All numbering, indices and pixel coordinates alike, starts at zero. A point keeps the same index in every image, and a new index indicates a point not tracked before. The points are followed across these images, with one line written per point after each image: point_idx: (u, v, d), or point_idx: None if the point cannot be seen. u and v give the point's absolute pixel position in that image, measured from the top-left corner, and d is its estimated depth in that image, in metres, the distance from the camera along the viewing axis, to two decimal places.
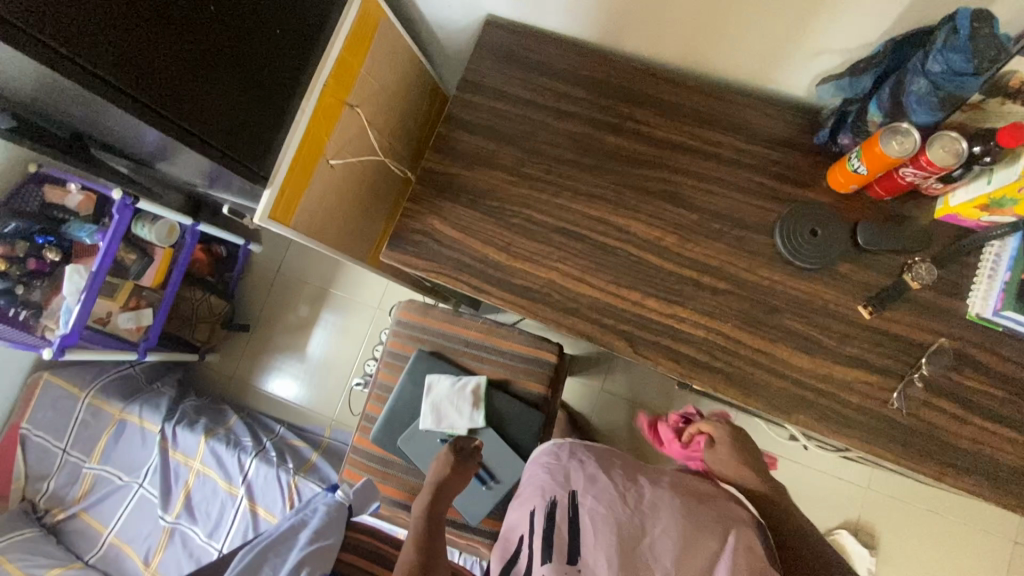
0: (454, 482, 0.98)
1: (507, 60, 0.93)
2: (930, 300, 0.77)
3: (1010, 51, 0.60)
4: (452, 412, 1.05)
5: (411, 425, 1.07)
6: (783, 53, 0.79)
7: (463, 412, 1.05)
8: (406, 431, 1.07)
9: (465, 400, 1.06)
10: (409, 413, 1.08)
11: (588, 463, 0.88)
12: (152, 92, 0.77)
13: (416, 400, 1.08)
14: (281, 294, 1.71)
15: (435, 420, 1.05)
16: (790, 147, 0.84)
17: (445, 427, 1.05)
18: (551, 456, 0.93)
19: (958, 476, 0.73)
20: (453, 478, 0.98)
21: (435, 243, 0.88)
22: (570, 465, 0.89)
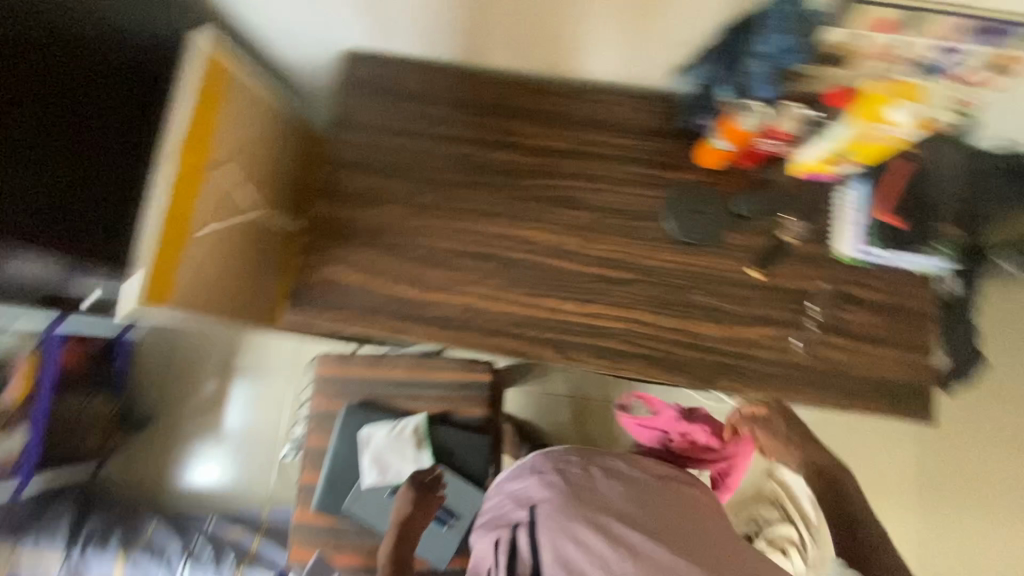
0: (421, 518, 0.94)
1: (374, 92, 0.90)
2: (807, 250, 0.85)
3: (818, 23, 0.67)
4: (396, 459, 1.00)
5: (354, 484, 1.01)
6: (633, 49, 0.84)
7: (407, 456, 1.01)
8: (351, 491, 1.01)
9: (407, 443, 1.01)
10: (350, 473, 1.02)
11: (548, 472, 0.87)
12: None
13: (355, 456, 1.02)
14: (181, 376, 1.54)
15: (379, 473, 1.00)
16: (660, 135, 0.89)
17: (392, 477, 1.00)
18: (515, 478, 0.91)
19: (860, 401, 0.82)
20: (419, 514, 0.94)
21: (340, 292, 0.83)
22: (532, 480, 0.88)
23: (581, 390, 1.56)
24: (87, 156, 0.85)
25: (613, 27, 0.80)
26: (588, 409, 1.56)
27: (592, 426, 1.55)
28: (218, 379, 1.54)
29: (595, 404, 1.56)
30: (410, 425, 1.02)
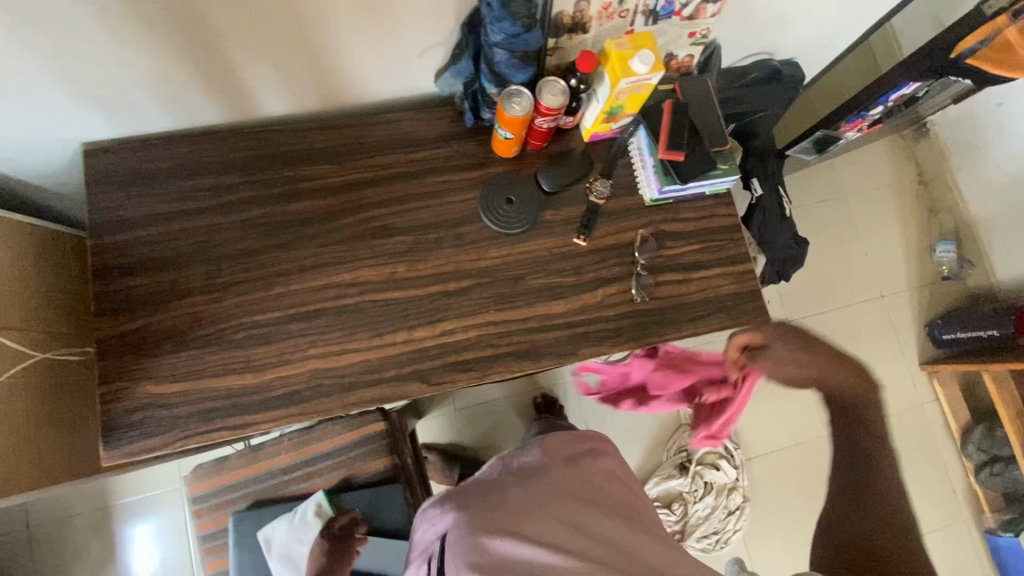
0: (336, 564, 0.92)
1: (134, 181, 0.81)
2: (618, 205, 0.90)
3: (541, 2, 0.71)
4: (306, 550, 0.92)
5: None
6: (393, 64, 0.82)
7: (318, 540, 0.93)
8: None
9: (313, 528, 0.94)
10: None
11: (466, 493, 0.86)
12: None
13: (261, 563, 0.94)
14: (48, 548, 1.32)
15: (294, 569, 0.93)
16: (451, 139, 0.88)
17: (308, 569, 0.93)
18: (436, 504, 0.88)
19: (706, 324, 0.88)
20: (334, 560, 0.92)
21: (164, 408, 0.75)
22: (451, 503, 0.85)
23: (492, 392, 1.55)
24: None
25: (362, 49, 0.78)
26: (505, 408, 1.55)
27: (514, 422, 1.54)
28: (96, 535, 1.34)
29: (510, 400, 1.55)
30: (310, 508, 0.95)
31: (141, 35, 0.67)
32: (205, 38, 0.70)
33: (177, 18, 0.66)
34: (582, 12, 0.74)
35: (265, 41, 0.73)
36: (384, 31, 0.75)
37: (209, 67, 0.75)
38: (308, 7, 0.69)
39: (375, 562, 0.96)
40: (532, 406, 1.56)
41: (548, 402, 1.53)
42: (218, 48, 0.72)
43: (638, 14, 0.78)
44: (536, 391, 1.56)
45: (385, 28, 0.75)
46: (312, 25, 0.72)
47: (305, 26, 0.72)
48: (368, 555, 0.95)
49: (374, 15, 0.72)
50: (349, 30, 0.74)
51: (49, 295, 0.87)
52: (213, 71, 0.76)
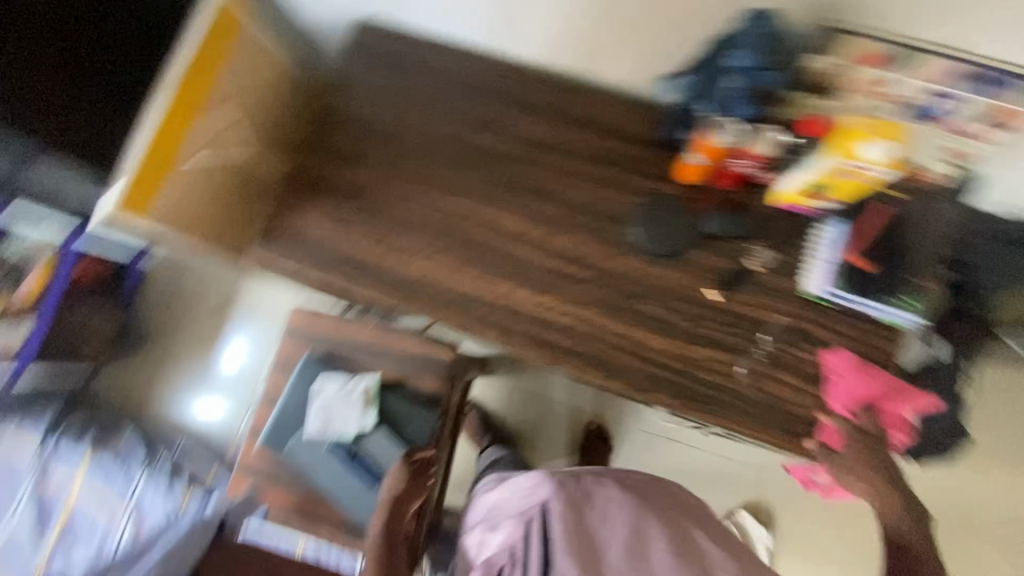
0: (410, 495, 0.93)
1: (381, 62, 0.95)
2: (771, 281, 0.83)
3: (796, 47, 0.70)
4: (342, 415, 1.02)
5: (297, 432, 1.05)
6: (657, 58, 0.86)
7: (355, 414, 1.02)
8: (293, 437, 1.05)
9: (356, 403, 1.03)
10: (297, 419, 1.06)
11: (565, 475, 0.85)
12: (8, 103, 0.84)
13: (304, 403, 1.06)
14: (183, 306, 1.63)
15: (323, 425, 1.03)
16: (643, 143, 0.89)
17: (333, 431, 1.03)
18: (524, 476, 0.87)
19: (797, 443, 0.79)
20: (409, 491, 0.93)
21: (310, 240, 0.88)
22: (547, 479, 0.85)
23: (554, 393, 1.55)
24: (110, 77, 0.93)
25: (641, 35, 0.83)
26: (557, 414, 1.55)
27: (558, 432, 1.54)
28: (216, 317, 1.62)
29: (565, 410, 1.54)
30: (362, 386, 1.05)
31: None
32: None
33: None
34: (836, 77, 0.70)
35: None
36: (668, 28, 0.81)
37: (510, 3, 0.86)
38: None
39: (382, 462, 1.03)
40: (581, 427, 1.53)
41: (597, 432, 1.50)
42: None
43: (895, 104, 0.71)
44: (593, 416, 1.53)
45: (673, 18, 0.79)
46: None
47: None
48: (380, 451, 1.03)
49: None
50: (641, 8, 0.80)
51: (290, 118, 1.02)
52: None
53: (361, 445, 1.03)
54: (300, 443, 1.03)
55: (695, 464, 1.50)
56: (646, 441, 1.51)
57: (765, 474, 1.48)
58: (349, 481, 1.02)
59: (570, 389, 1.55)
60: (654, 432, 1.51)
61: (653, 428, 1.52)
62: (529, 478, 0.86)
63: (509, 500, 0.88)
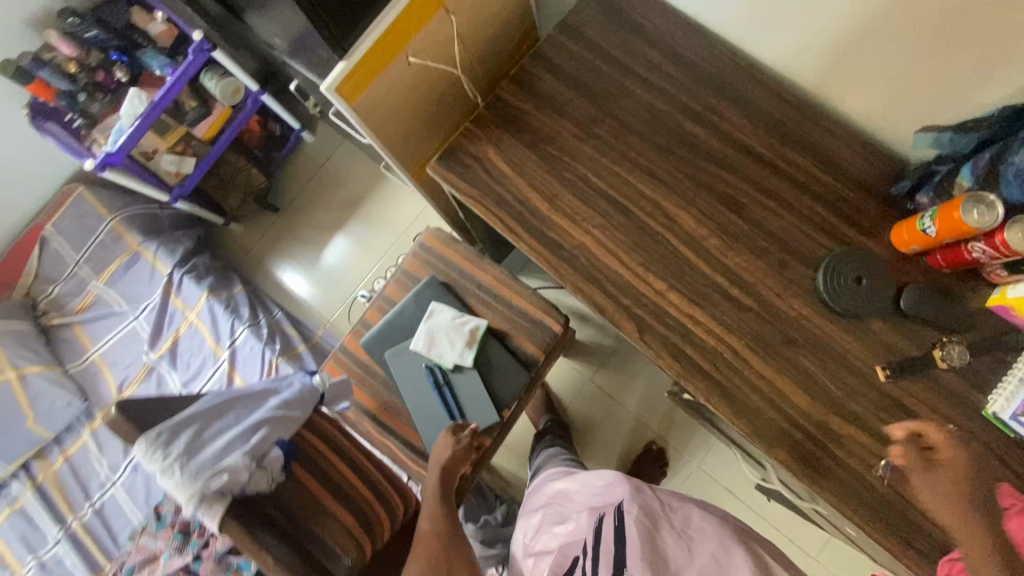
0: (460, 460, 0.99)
1: (613, 17, 0.91)
2: (952, 384, 0.74)
3: None
4: (444, 343, 1.04)
5: (400, 343, 1.08)
6: (909, 105, 0.77)
7: (457, 346, 1.04)
8: (396, 346, 1.07)
9: (461, 336, 1.05)
10: (403, 332, 1.09)
11: (634, 481, 0.88)
12: None
13: (414, 320, 1.09)
14: (318, 188, 1.72)
15: (427, 346, 1.04)
16: (862, 190, 0.81)
17: (433, 355, 1.04)
18: (600, 479, 0.92)
19: (913, 559, 0.72)
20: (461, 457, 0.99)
21: (485, 172, 0.87)
22: (617, 484, 0.88)
23: (627, 400, 1.51)
24: None
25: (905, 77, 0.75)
26: (623, 420, 1.50)
27: (616, 438, 1.49)
28: (343, 208, 1.70)
29: (632, 420, 1.50)
30: (471, 324, 1.06)
31: None
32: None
33: None
34: None
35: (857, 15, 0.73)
36: (941, 84, 0.72)
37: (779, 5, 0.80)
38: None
39: (465, 400, 1.05)
40: (641, 443, 1.48)
41: (655, 453, 1.45)
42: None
43: None
44: (657, 437, 1.48)
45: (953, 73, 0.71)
46: (909, 28, 0.70)
47: (900, 23, 0.70)
48: (467, 392, 1.05)
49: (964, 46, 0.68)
50: (919, 49, 0.71)
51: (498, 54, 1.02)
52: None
53: (453, 377, 1.05)
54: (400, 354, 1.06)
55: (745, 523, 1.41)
56: (701, 482, 1.45)
57: (813, 563, 1.38)
58: (430, 406, 1.05)
59: (644, 401, 1.50)
60: (712, 477, 1.45)
61: (713, 473, 1.45)
62: (605, 481, 0.91)
63: (581, 495, 0.93)
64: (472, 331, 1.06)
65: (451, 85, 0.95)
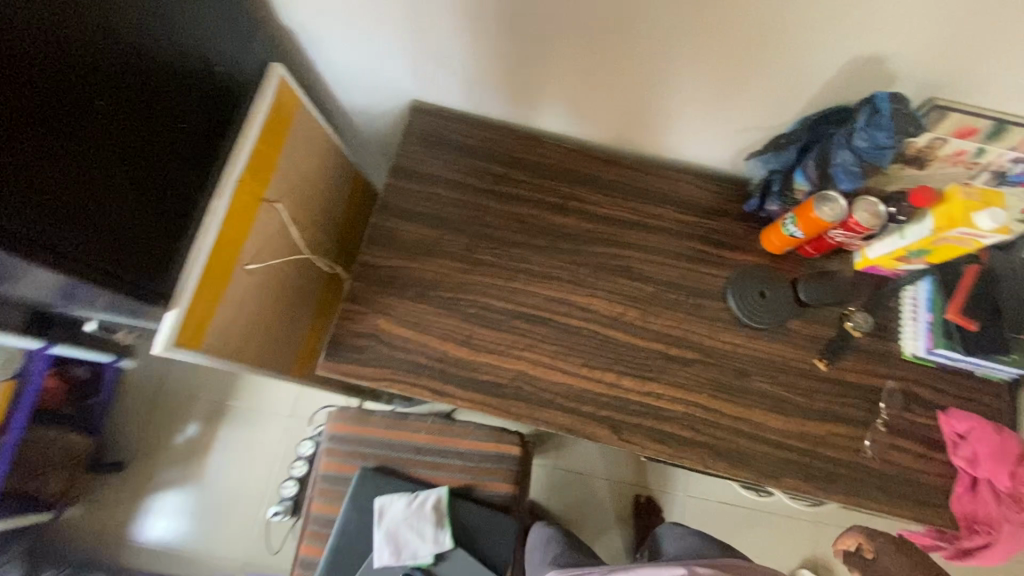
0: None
1: (439, 144, 0.89)
2: (871, 345, 0.83)
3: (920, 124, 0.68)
4: (412, 538, 0.88)
5: (361, 566, 0.89)
6: (726, 132, 0.83)
7: (428, 535, 0.89)
8: (358, 573, 0.89)
9: (426, 520, 0.90)
10: (358, 548, 0.91)
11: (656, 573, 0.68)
12: (67, 233, 0.59)
13: (365, 528, 0.91)
14: (165, 414, 1.42)
15: (395, 555, 0.88)
16: (721, 214, 0.88)
17: (406, 559, 0.88)
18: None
19: (934, 513, 0.76)
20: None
21: (385, 346, 0.77)
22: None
23: (596, 468, 1.43)
24: (161, 181, 0.70)
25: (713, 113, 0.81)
26: (600, 491, 1.42)
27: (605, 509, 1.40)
28: (206, 421, 1.41)
29: (610, 485, 1.42)
30: (429, 498, 0.92)
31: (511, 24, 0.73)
32: (581, 73, 0.79)
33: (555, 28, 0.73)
34: (933, 149, 0.72)
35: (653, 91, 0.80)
36: (737, 112, 0.79)
37: (570, 99, 0.85)
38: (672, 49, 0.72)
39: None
40: (630, 502, 1.41)
41: (646, 505, 1.38)
42: (582, 75, 0.80)
43: (985, 172, 0.73)
44: (639, 487, 1.42)
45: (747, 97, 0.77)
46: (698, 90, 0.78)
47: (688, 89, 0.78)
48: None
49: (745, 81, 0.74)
50: (707, 95, 0.78)
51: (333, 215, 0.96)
52: (568, 87, 0.82)
53: (438, 569, 0.89)
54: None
55: (751, 527, 1.39)
56: (696, 510, 1.40)
57: (821, 529, 1.39)
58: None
59: (608, 460, 1.44)
60: (706, 498, 1.42)
61: (703, 494, 1.42)
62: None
63: None
64: (435, 503, 0.92)
65: (300, 266, 0.86)
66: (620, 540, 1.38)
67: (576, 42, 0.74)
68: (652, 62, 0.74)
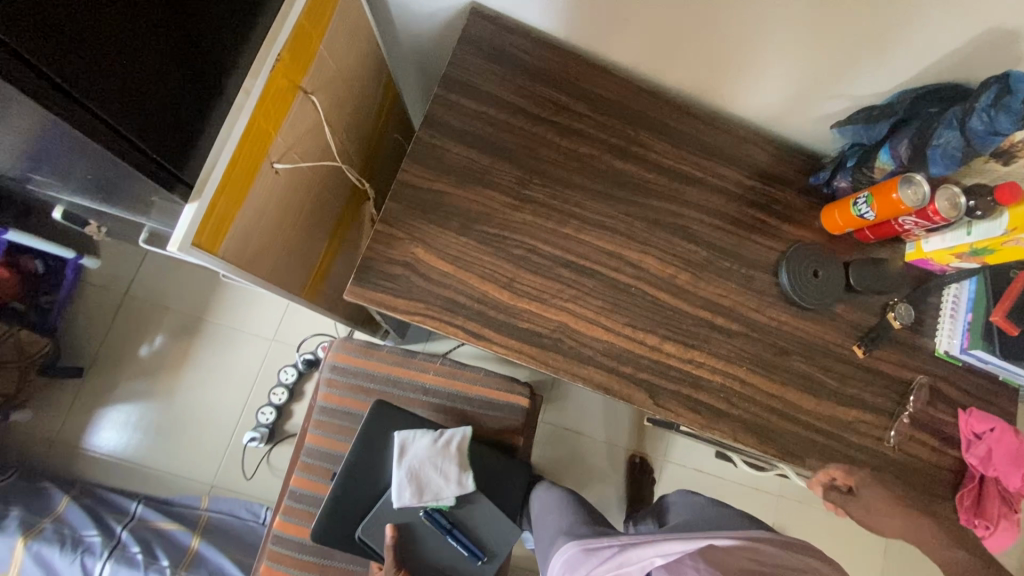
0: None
1: (497, 60, 0.78)
2: (908, 339, 0.82)
3: None
4: (435, 477, 0.81)
5: (369, 513, 0.82)
6: (817, 95, 0.77)
7: (454, 475, 0.81)
8: (368, 516, 0.81)
9: (450, 460, 0.82)
10: (366, 494, 0.84)
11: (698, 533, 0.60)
12: (88, 78, 0.42)
13: (377, 469, 0.84)
14: (134, 322, 1.30)
15: (417, 496, 0.79)
16: (784, 184, 0.83)
17: (428, 500, 0.80)
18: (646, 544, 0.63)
19: (942, 505, 0.78)
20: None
21: (421, 278, 0.69)
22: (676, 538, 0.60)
23: (583, 425, 1.43)
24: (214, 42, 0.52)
25: (832, 67, 0.72)
26: (595, 448, 1.43)
27: (601, 462, 1.42)
28: (180, 334, 1.30)
29: (595, 444, 1.43)
30: (454, 438, 0.83)
31: None
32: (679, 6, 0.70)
33: None
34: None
35: (789, 35, 0.70)
36: (835, 75, 0.73)
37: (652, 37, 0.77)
38: None
39: (480, 530, 0.83)
40: (624, 461, 1.43)
41: (641, 465, 1.41)
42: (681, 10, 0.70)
43: None
44: (635, 448, 1.43)
45: (876, 53, 0.68)
46: (830, 45, 0.69)
47: (820, 42, 0.69)
48: (481, 521, 0.83)
49: (887, 28, 0.65)
50: (812, 51, 0.71)
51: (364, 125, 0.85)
52: (653, 17, 0.73)
53: (458, 515, 0.83)
54: (379, 519, 0.81)
55: (722, 495, 1.44)
56: (673, 474, 1.44)
57: (785, 502, 1.46)
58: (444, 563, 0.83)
59: (599, 420, 1.44)
60: (685, 465, 1.45)
61: (683, 460, 1.45)
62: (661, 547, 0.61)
63: (601, 567, 0.64)
64: (462, 440, 0.84)
65: (326, 178, 0.76)
66: (611, 494, 1.40)
67: None
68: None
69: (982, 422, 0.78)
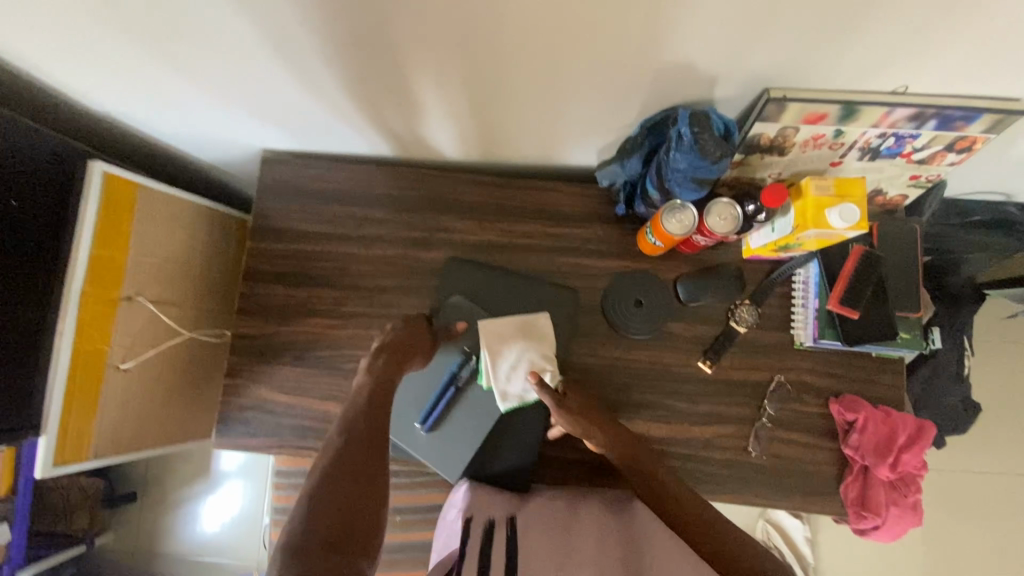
0: (421, 341, 0.74)
1: (296, 195, 0.85)
2: (759, 339, 0.79)
3: (750, 121, 0.62)
4: (506, 365, 0.76)
5: (478, 300, 0.82)
6: (582, 135, 0.76)
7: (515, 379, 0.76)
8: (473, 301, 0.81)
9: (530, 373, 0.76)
10: (493, 294, 0.82)
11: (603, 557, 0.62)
12: None
13: (505, 299, 0.82)
14: None
15: (488, 349, 0.76)
16: (593, 221, 0.83)
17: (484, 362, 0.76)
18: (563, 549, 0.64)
19: (820, 499, 0.77)
20: (419, 335, 0.74)
21: (270, 413, 0.81)
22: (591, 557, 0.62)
23: None
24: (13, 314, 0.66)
25: (574, 117, 0.71)
26: None
27: None
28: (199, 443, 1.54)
29: None
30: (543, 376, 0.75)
31: (324, 84, 0.67)
32: (404, 105, 0.72)
33: (350, 79, 0.66)
34: (785, 137, 0.64)
35: (513, 105, 0.70)
36: (583, 120, 0.72)
37: (413, 131, 0.80)
38: (504, 74, 0.62)
39: (462, 432, 0.80)
40: None
41: None
42: (412, 108, 0.72)
43: (853, 149, 0.66)
44: None
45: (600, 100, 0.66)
46: (555, 103, 0.68)
47: (545, 104, 0.69)
48: (472, 428, 0.80)
49: (593, 80, 0.62)
50: (545, 111, 0.70)
51: (221, 274, 0.97)
52: (398, 119, 0.76)
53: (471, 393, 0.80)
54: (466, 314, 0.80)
55: None
56: None
57: None
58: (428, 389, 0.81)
59: None
60: None
61: None
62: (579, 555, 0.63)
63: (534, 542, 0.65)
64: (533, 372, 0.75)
65: (188, 342, 0.89)
66: None
67: (393, 90, 0.68)
68: (487, 83, 0.65)
69: (853, 409, 0.75)
